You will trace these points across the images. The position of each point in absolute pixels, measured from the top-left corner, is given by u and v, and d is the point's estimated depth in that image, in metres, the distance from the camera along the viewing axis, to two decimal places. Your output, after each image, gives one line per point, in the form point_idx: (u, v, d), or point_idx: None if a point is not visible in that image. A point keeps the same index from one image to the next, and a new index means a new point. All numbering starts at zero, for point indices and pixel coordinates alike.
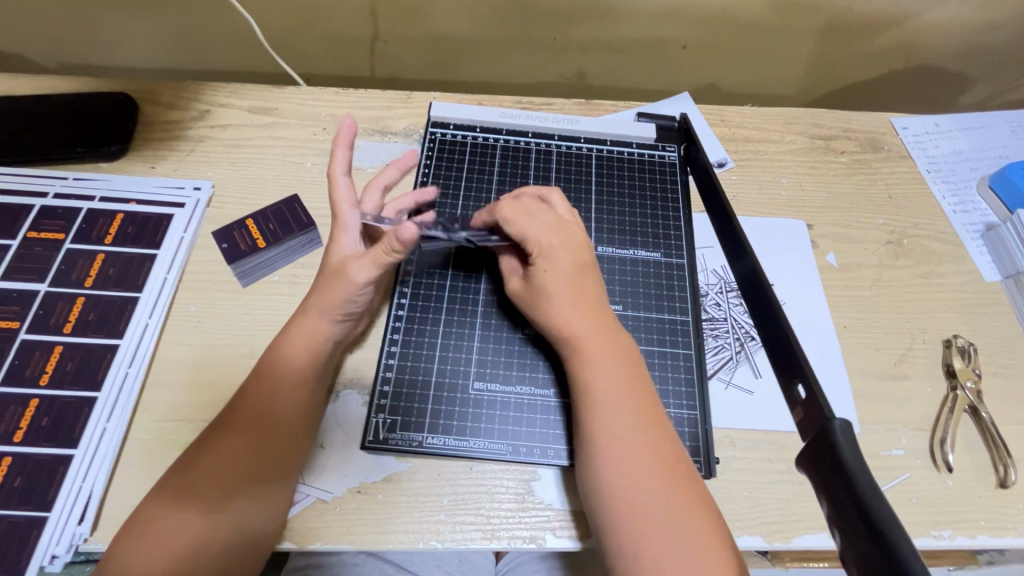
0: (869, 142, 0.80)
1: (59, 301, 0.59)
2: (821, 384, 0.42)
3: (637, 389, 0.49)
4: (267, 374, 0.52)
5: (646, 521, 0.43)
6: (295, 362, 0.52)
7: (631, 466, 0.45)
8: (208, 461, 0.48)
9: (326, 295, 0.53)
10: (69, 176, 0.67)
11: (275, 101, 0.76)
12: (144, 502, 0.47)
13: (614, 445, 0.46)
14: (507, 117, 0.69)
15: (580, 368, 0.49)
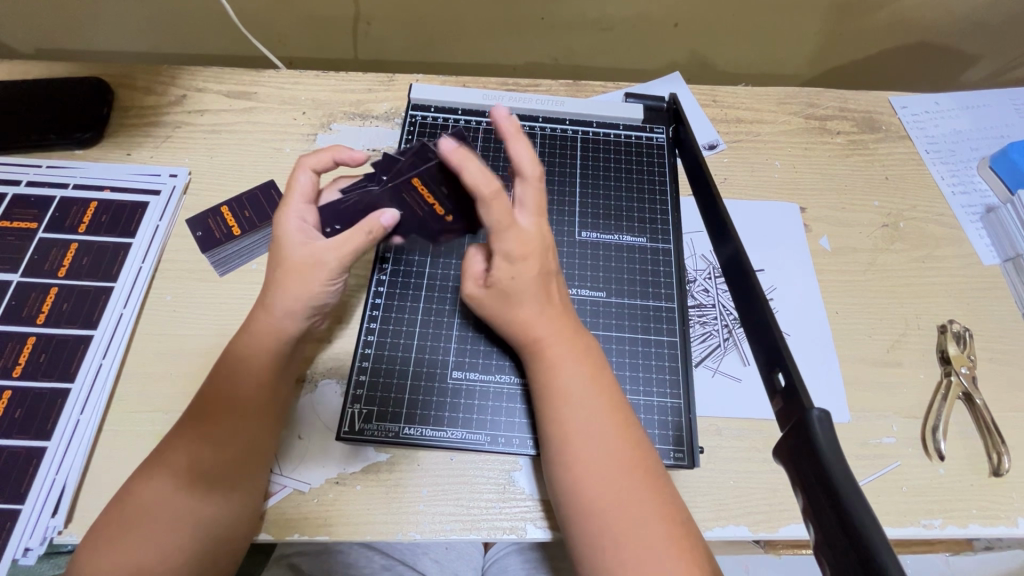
0: (866, 122, 0.77)
1: (32, 292, 0.58)
2: (800, 372, 0.41)
3: (604, 394, 0.47)
4: (228, 369, 0.49)
5: (614, 527, 0.42)
6: (256, 355, 0.49)
7: (597, 474, 0.44)
8: (168, 462, 0.46)
9: (280, 282, 0.50)
10: (43, 164, 0.65)
11: (253, 85, 0.74)
12: (108, 506, 0.45)
13: (579, 451, 0.45)
14: (490, 98, 0.67)
15: (545, 373, 0.48)
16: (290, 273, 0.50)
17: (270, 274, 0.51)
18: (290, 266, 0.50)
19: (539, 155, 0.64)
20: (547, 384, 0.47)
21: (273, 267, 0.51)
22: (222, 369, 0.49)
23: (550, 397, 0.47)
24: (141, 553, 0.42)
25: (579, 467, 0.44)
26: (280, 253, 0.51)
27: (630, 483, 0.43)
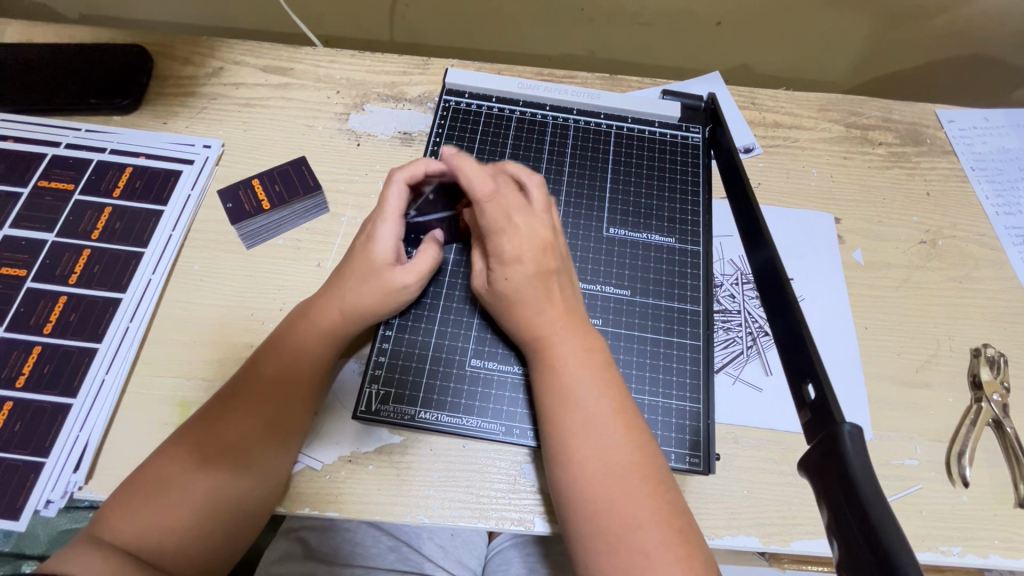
0: (910, 134, 0.75)
1: (65, 252, 0.59)
2: (832, 386, 0.40)
3: (609, 390, 0.46)
4: (277, 352, 0.51)
5: (612, 522, 0.41)
6: (312, 345, 0.51)
7: (596, 468, 0.43)
8: (206, 435, 0.47)
9: (356, 291, 0.52)
10: (82, 128, 0.66)
11: (289, 61, 0.75)
12: (136, 470, 0.46)
13: (581, 443, 0.44)
14: (525, 87, 0.66)
15: (549, 363, 0.48)
16: (370, 287, 0.52)
17: (346, 276, 0.53)
18: (369, 275, 0.52)
19: (571, 148, 0.64)
20: (551, 375, 0.47)
21: (354, 275, 0.53)
22: (273, 353, 0.51)
23: (553, 388, 0.47)
24: (169, 522, 0.43)
25: (579, 459, 0.44)
26: (365, 262, 0.53)
27: (630, 481, 0.43)
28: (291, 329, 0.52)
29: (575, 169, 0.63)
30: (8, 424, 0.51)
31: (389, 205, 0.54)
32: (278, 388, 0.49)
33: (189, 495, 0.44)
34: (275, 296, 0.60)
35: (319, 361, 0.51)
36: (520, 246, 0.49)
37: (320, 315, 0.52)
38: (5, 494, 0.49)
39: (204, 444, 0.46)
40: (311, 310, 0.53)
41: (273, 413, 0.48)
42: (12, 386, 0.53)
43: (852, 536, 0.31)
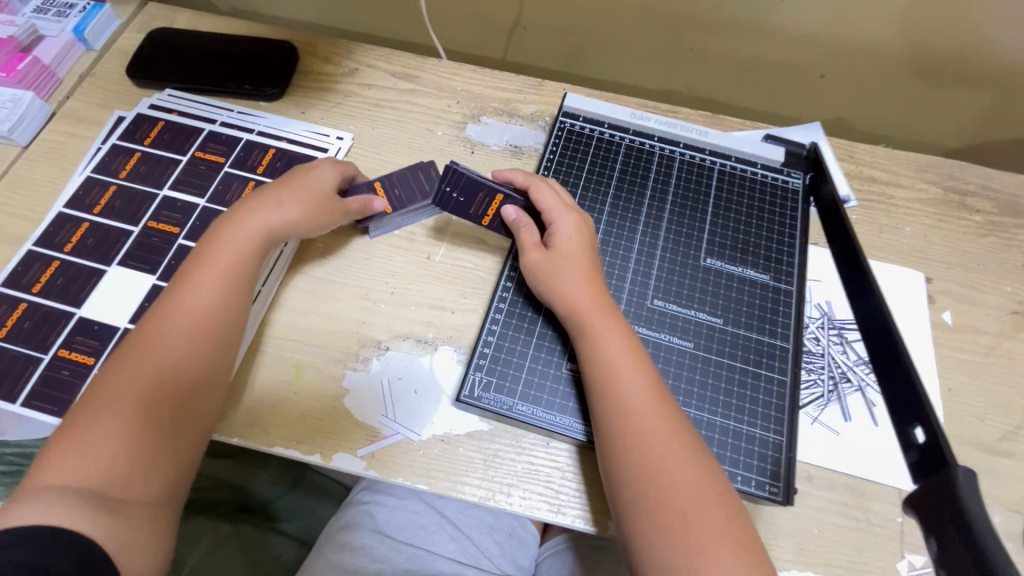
0: (1009, 205, 0.75)
1: (213, 217, 0.66)
2: (939, 432, 0.47)
3: (635, 358, 0.53)
4: (172, 307, 0.54)
5: (665, 471, 0.47)
6: (204, 303, 0.54)
7: (654, 457, 0.48)
8: (144, 391, 0.50)
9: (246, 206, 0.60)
10: (235, 110, 0.75)
11: (417, 69, 0.81)
12: (68, 416, 0.49)
13: (627, 402, 0.50)
14: (637, 118, 0.71)
15: (591, 332, 0.54)
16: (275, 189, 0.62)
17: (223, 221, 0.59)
18: (251, 213, 0.59)
19: (675, 179, 0.67)
20: (595, 344, 0.53)
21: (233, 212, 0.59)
22: (167, 307, 0.54)
23: (598, 354, 0.53)
24: (57, 452, 0.47)
25: (628, 416, 0.50)
26: (262, 210, 0.59)
27: (671, 434, 0.49)
28: (184, 286, 0.55)
29: (677, 199, 0.66)
30: None
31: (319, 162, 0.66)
32: (197, 342, 0.53)
33: (130, 447, 0.48)
34: (387, 280, 0.65)
35: (217, 311, 0.55)
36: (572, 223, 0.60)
37: (208, 267, 0.56)
38: None
39: (101, 389, 0.50)
40: (201, 263, 0.56)
41: (177, 358, 0.52)
42: None
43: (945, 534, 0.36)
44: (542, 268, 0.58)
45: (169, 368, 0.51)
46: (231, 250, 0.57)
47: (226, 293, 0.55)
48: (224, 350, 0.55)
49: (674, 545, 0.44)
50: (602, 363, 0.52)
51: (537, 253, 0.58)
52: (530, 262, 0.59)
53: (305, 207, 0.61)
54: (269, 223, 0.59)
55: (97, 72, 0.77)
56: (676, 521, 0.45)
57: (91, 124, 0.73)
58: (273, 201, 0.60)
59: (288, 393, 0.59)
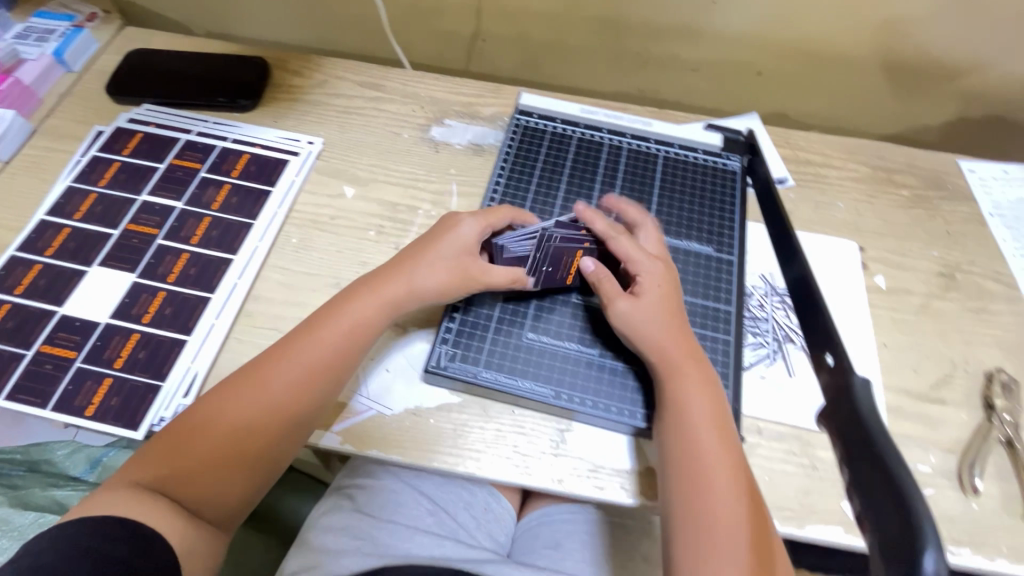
0: (933, 180, 0.82)
1: (190, 218, 0.70)
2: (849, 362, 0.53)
3: (714, 412, 0.54)
4: (276, 357, 0.57)
5: (717, 518, 0.49)
6: (301, 363, 0.56)
7: (719, 538, 0.49)
8: (232, 425, 0.54)
9: (419, 270, 0.60)
10: (210, 121, 0.79)
11: (383, 79, 0.87)
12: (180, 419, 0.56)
13: (701, 451, 0.52)
14: (586, 113, 0.77)
15: (672, 379, 0.56)
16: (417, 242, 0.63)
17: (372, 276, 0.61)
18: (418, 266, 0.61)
19: (623, 166, 0.73)
20: (676, 391, 0.55)
21: (396, 265, 0.61)
22: (274, 356, 0.57)
23: (678, 402, 0.55)
24: (155, 455, 0.53)
25: (699, 463, 0.52)
26: (417, 268, 0.60)
27: (732, 490, 0.51)
28: (295, 339, 0.58)
29: (626, 183, 0.72)
30: (134, 351, 0.61)
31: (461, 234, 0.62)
32: (289, 401, 0.55)
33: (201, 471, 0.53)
34: (358, 270, 0.69)
35: (308, 374, 0.56)
36: (657, 268, 0.60)
37: (329, 323, 0.58)
38: (127, 408, 0.58)
39: (192, 417, 0.54)
40: (330, 315, 0.59)
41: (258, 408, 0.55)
42: (139, 321, 0.62)
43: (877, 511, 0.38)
44: (631, 318, 0.58)
45: (255, 413, 0.54)
46: (343, 307, 0.59)
47: (334, 350, 0.57)
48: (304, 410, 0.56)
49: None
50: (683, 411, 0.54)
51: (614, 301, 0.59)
52: (619, 312, 0.58)
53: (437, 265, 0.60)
54: (408, 286, 0.60)
55: (77, 91, 0.81)
56: (716, 561, 0.48)
57: (72, 139, 0.77)
58: (417, 261, 0.61)
59: None
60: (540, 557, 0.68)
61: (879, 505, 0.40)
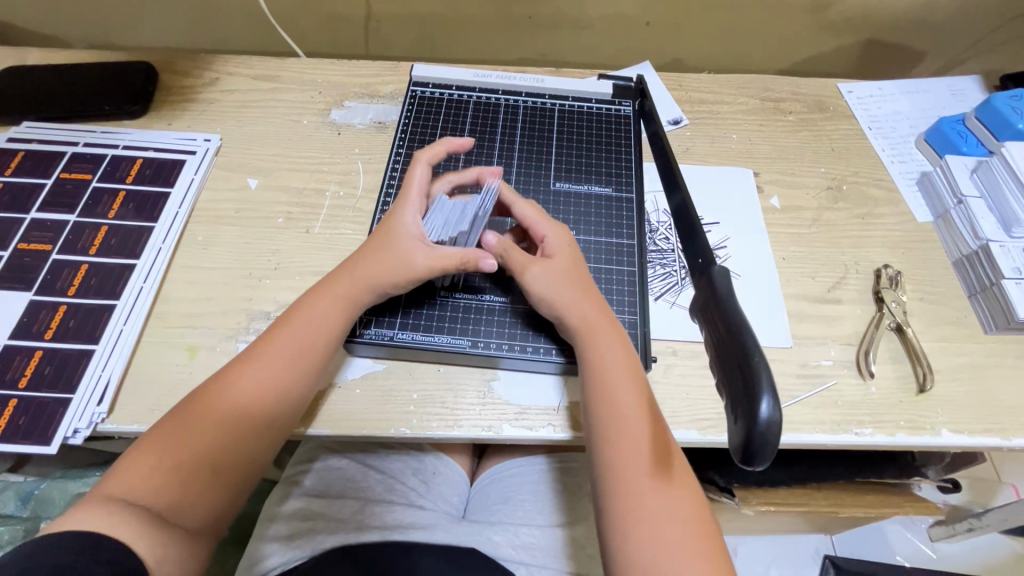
0: (816, 103, 0.87)
1: (86, 228, 0.68)
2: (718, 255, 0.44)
3: (628, 360, 0.55)
4: (245, 365, 0.54)
5: (641, 459, 0.50)
6: (279, 365, 0.54)
7: (640, 482, 0.49)
8: (217, 431, 0.52)
9: (378, 260, 0.58)
10: (98, 130, 0.76)
11: (277, 70, 0.86)
12: (144, 432, 0.52)
13: (621, 399, 0.52)
14: (480, 76, 0.78)
15: (588, 334, 0.55)
16: (381, 232, 0.61)
17: (353, 265, 0.59)
18: (380, 255, 0.58)
19: (521, 123, 0.75)
20: (595, 350, 0.54)
21: (369, 250, 0.59)
22: (242, 365, 0.55)
23: (594, 356, 0.54)
24: (129, 470, 0.49)
25: (619, 411, 0.52)
26: (378, 261, 0.58)
27: (654, 431, 0.51)
28: (262, 345, 0.56)
29: (525, 138, 0.74)
30: (38, 368, 0.59)
31: (415, 182, 0.62)
32: (264, 404, 0.53)
33: (190, 478, 0.50)
34: (269, 258, 0.69)
35: (287, 376, 0.54)
36: (556, 236, 0.60)
37: (298, 326, 0.56)
38: (37, 425, 0.56)
39: (167, 427, 0.51)
40: (293, 319, 0.57)
41: (239, 413, 0.52)
42: (41, 338, 0.61)
43: (734, 390, 0.35)
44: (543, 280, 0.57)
45: (239, 417, 0.52)
46: (327, 306, 0.57)
47: (309, 351, 0.56)
48: (286, 412, 0.54)
49: (632, 521, 0.47)
50: (599, 364, 0.54)
51: (525, 266, 0.57)
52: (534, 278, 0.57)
53: (393, 263, 0.57)
54: (390, 271, 0.58)
55: None
56: (642, 499, 0.48)
57: None
58: (370, 253, 0.59)
59: (183, 374, 0.60)
60: (491, 512, 0.68)
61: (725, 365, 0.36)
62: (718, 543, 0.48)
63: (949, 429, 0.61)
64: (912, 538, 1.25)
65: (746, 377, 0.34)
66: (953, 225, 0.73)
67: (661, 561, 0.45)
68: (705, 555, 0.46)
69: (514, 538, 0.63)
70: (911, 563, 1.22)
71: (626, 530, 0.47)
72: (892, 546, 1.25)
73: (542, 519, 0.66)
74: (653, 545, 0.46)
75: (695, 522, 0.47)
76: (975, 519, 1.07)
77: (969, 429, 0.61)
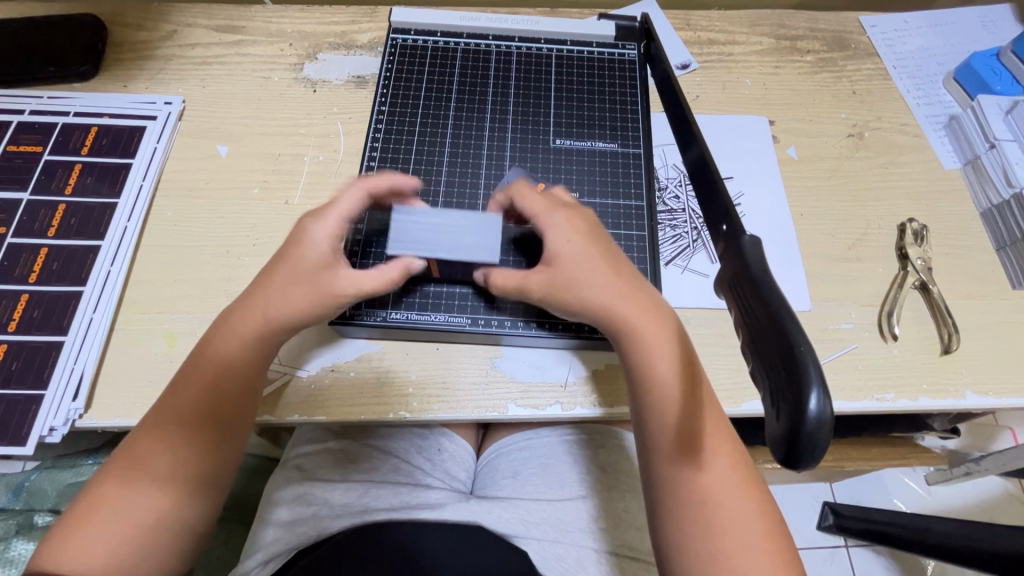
0: (836, 41, 0.79)
1: (42, 208, 0.62)
2: (740, 216, 0.44)
3: (663, 331, 0.50)
4: (184, 385, 0.50)
5: (691, 472, 0.46)
6: (217, 374, 0.50)
7: (703, 499, 0.45)
8: (175, 451, 0.49)
9: (286, 294, 0.51)
10: (45, 95, 0.68)
11: (241, 20, 0.77)
12: (110, 460, 0.50)
13: (654, 394, 0.48)
14: (467, 20, 0.70)
15: (623, 329, 0.50)
16: (300, 270, 0.51)
17: (273, 277, 0.52)
18: (295, 290, 0.51)
19: (516, 73, 0.68)
20: (641, 356, 0.49)
21: (282, 274, 0.51)
22: (188, 385, 0.50)
23: (634, 351, 0.49)
24: (91, 506, 0.47)
25: (658, 415, 0.48)
26: (290, 291, 0.51)
27: (688, 417, 0.47)
28: (197, 355, 0.51)
29: (520, 91, 0.67)
30: (5, 363, 0.55)
31: (337, 204, 0.52)
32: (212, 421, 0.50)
33: (158, 509, 0.48)
34: (246, 233, 0.63)
35: (229, 386, 0.50)
36: (563, 229, 0.52)
37: (232, 337, 0.51)
38: (11, 424, 0.53)
39: (127, 453, 0.49)
40: (228, 329, 0.51)
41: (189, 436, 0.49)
42: (4, 331, 0.56)
43: (777, 383, 0.33)
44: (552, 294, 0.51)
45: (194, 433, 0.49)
46: (266, 327, 0.51)
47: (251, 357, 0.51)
48: (231, 425, 0.51)
49: (678, 521, 0.45)
50: (639, 365, 0.49)
51: (565, 289, 0.51)
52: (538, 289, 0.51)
53: (312, 298, 0.50)
54: (289, 296, 0.50)
55: None
56: (694, 501, 0.45)
57: None
58: (273, 281, 0.51)
59: (162, 363, 0.56)
60: (500, 487, 0.66)
61: (764, 337, 0.35)
62: (768, 510, 0.46)
63: (973, 391, 0.58)
64: (910, 483, 1.27)
65: (791, 365, 0.32)
66: (984, 173, 0.68)
67: (722, 557, 0.44)
68: (763, 531, 0.45)
69: (525, 513, 0.61)
70: (907, 506, 1.24)
71: (685, 540, 0.45)
72: (889, 491, 1.27)
73: (554, 492, 0.64)
74: (709, 539, 0.44)
75: (746, 496, 0.46)
76: (972, 463, 1.06)
77: (994, 391, 0.59)
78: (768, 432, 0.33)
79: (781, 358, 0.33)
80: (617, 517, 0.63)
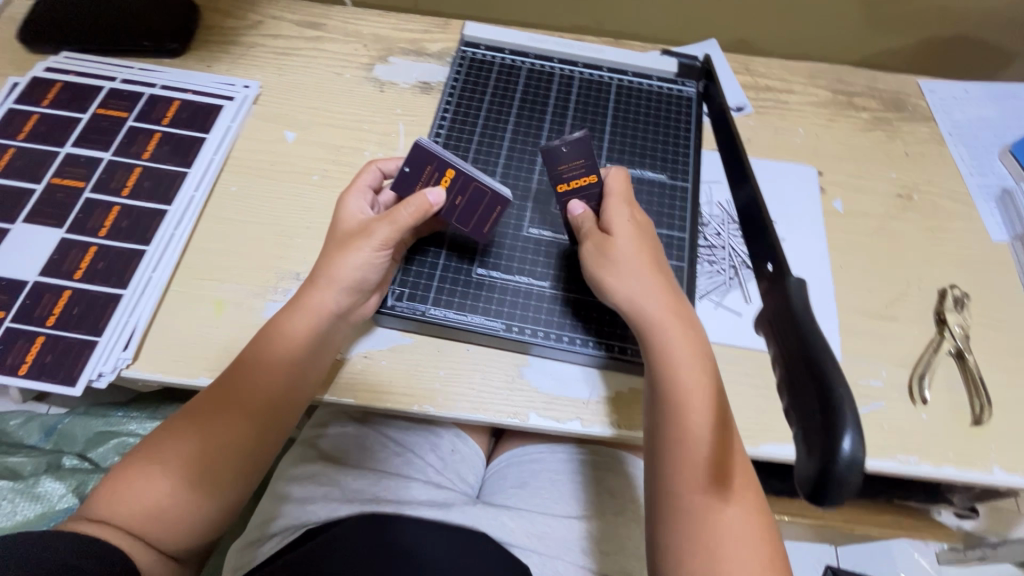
0: (893, 102, 0.80)
1: (119, 168, 0.66)
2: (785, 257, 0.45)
3: (698, 357, 0.51)
4: (252, 364, 0.54)
5: (709, 504, 0.46)
6: (282, 358, 0.54)
7: (717, 533, 0.45)
8: (225, 427, 0.51)
9: (332, 256, 0.56)
10: (136, 66, 0.73)
11: (322, 17, 0.82)
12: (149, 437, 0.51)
13: (688, 417, 0.48)
14: (536, 42, 0.74)
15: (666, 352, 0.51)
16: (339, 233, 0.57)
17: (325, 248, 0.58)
18: (336, 249, 0.56)
19: (575, 96, 0.71)
20: (680, 378, 0.50)
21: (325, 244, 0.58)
22: (256, 363, 0.54)
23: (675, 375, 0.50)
24: (132, 468, 0.49)
25: (689, 441, 0.48)
26: (333, 249, 0.56)
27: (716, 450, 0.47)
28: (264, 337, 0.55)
29: (578, 114, 0.70)
30: (67, 308, 0.58)
31: (363, 180, 0.61)
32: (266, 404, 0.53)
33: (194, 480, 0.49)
34: (302, 216, 0.66)
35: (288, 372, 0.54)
36: (624, 219, 0.56)
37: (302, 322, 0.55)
38: (63, 364, 0.56)
39: (180, 423, 0.51)
40: (293, 308, 0.55)
41: (244, 416, 0.52)
42: (70, 277, 0.60)
43: (810, 421, 0.34)
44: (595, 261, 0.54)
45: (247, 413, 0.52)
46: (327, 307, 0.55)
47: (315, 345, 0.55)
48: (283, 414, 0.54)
49: (697, 556, 0.45)
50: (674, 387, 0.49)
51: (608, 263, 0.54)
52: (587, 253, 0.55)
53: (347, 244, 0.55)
54: (334, 258, 0.56)
55: None
56: (709, 531, 0.46)
57: None
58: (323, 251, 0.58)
59: (209, 327, 0.59)
60: (506, 496, 0.67)
61: (800, 374, 0.36)
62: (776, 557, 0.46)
63: (1001, 468, 0.57)
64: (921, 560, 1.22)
65: (826, 407, 0.33)
66: None
67: None
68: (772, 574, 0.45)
69: (529, 526, 0.62)
70: None
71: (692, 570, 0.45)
72: (898, 564, 1.22)
73: (560, 509, 0.65)
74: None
75: (758, 538, 0.46)
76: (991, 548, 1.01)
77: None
78: (794, 469, 0.34)
79: (817, 396, 0.34)
80: (620, 542, 0.63)
